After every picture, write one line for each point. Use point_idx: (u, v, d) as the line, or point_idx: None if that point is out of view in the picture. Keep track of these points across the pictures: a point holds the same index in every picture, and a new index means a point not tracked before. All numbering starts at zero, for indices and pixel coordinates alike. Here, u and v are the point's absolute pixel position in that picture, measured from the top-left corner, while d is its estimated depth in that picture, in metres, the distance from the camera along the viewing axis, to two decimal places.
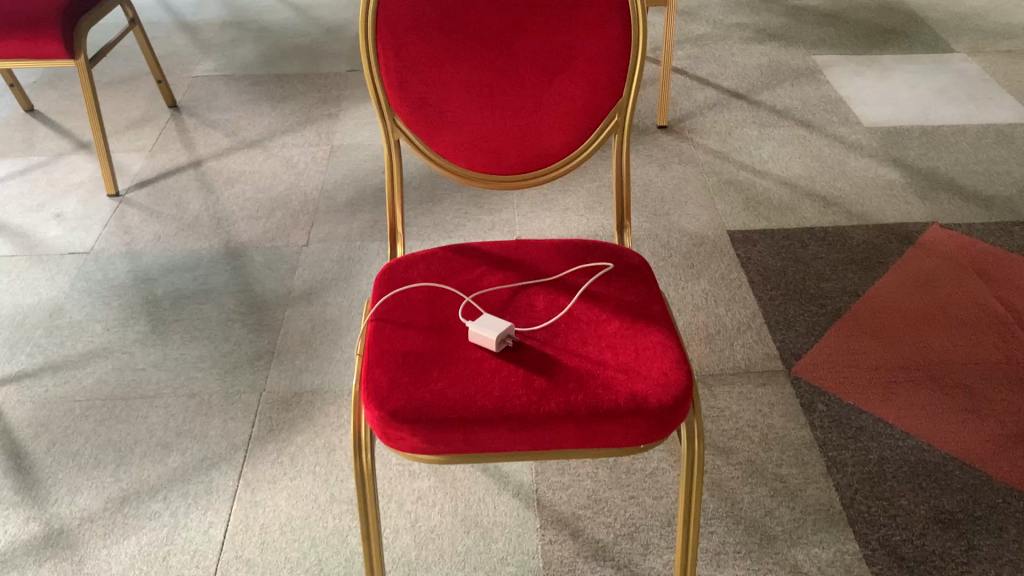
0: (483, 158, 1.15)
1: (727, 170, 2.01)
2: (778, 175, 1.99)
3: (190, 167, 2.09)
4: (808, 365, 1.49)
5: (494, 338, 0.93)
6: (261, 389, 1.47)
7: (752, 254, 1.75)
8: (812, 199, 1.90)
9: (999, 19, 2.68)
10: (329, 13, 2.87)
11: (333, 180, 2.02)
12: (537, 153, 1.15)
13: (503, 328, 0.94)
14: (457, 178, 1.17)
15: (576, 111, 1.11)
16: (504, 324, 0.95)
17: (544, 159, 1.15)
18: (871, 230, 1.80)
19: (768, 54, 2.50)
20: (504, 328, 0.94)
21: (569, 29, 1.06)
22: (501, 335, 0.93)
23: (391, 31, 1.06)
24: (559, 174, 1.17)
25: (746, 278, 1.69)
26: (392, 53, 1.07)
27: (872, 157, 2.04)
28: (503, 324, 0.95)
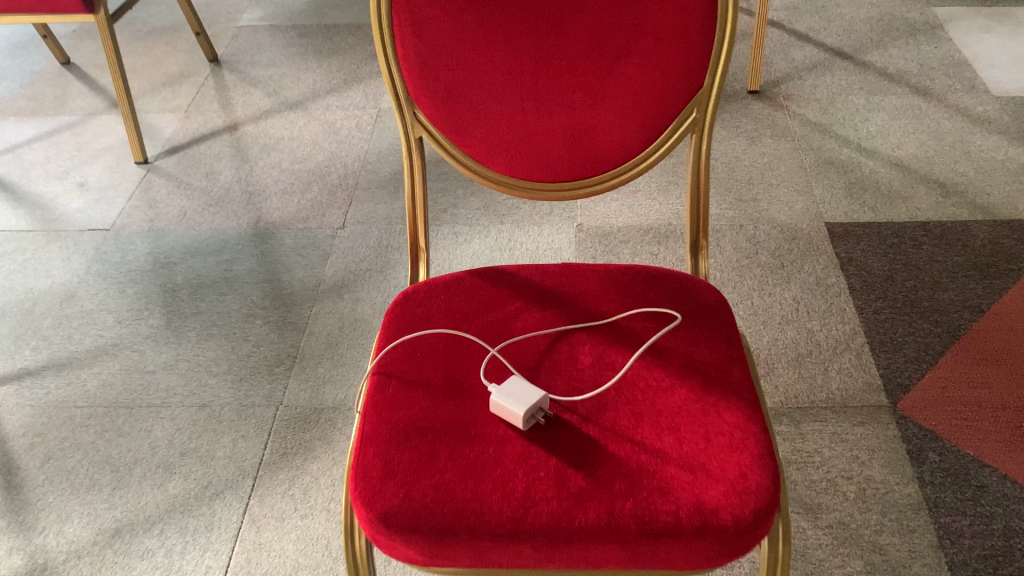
0: (527, 162, 0.92)
1: (826, 147, 1.73)
2: (888, 154, 1.70)
3: (226, 131, 1.91)
4: (917, 401, 1.24)
5: (523, 412, 0.72)
6: (278, 403, 1.30)
7: (854, 253, 1.49)
8: (928, 185, 1.61)
9: None
10: None
11: (378, 150, 1.82)
12: (593, 157, 0.91)
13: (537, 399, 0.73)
14: (494, 186, 0.95)
15: (643, 102, 0.87)
16: (540, 392, 0.74)
17: (604, 163, 0.92)
18: (999, 227, 1.51)
19: (880, 6, 2.17)
20: (537, 400, 0.73)
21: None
22: (530, 410, 0.73)
23: (409, 5, 0.83)
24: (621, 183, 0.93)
25: (846, 284, 1.43)
26: (411, 31, 0.84)
27: (1003, 135, 1.73)
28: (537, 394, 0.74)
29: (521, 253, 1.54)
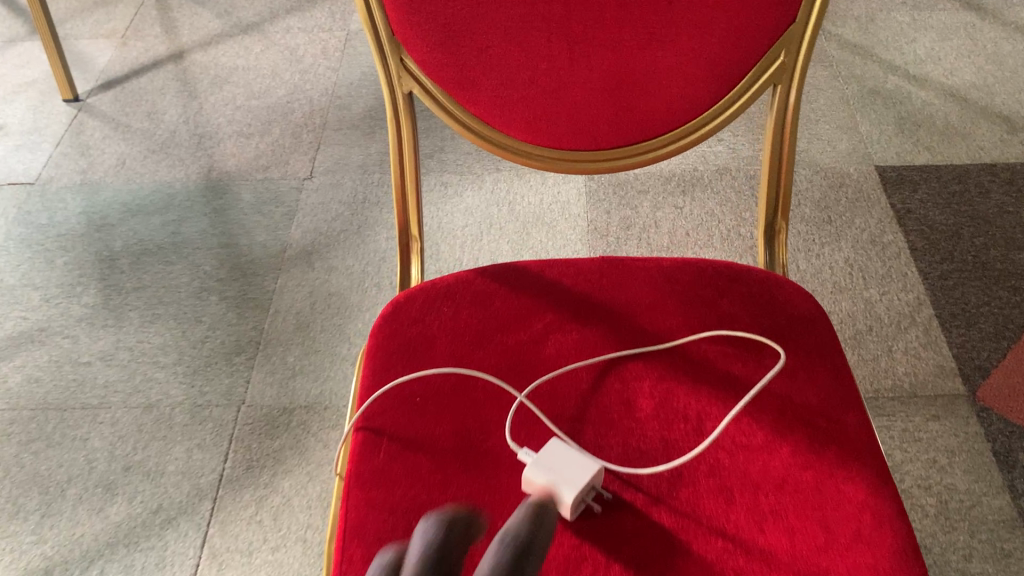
0: (554, 125, 0.69)
1: (870, 74, 1.50)
2: (941, 83, 1.47)
3: (170, 61, 1.64)
4: (1000, 389, 1.05)
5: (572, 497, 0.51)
6: (239, 402, 1.09)
7: (912, 203, 1.28)
8: (991, 119, 1.39)
9: None
10: None
11: (349, 81, 1.56)
12: (642, 115, 0.68)
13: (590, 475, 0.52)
14: (508, 155, 0.72)
15: (715, 45, 0.63)
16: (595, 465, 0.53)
17: (656, 124, 0.69)
18: None
19: None
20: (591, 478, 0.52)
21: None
22: (581, 493, 0.52)
23: None
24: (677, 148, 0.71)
25: (905, 242, 1.22)
26: None
27: None
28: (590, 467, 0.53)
29: (522, 208, 1.31)
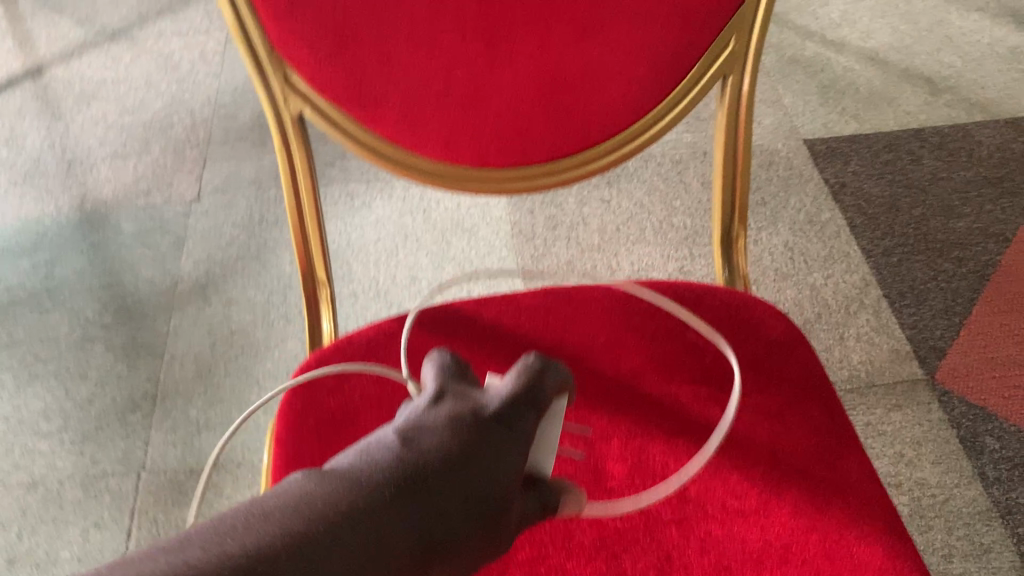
0: (476, 138, 0.59)
1: (788, 42, 1.43)
2: (859, 46, 1.42)
3: (26, 77, 1.46)
4: (957, 368, 1.00)
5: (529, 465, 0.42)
6: (139, 469, 0.96)
7: (846, 177, 1.22)
8: (913, 82, 1.35)
9: None
10: None
11: (233, 84, 1.41)
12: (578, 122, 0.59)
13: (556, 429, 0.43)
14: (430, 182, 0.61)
15: (655, 31, 0.54)
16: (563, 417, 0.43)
17: (594, 127, 0.60)
18: (1004, 129, 1.26)
19: None
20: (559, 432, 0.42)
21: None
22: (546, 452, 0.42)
23: None
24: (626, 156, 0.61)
25: (845, 219, 1.16)
26: None
27: (983, 13, 1.47)
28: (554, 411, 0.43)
29: (439, 216, 1.21)
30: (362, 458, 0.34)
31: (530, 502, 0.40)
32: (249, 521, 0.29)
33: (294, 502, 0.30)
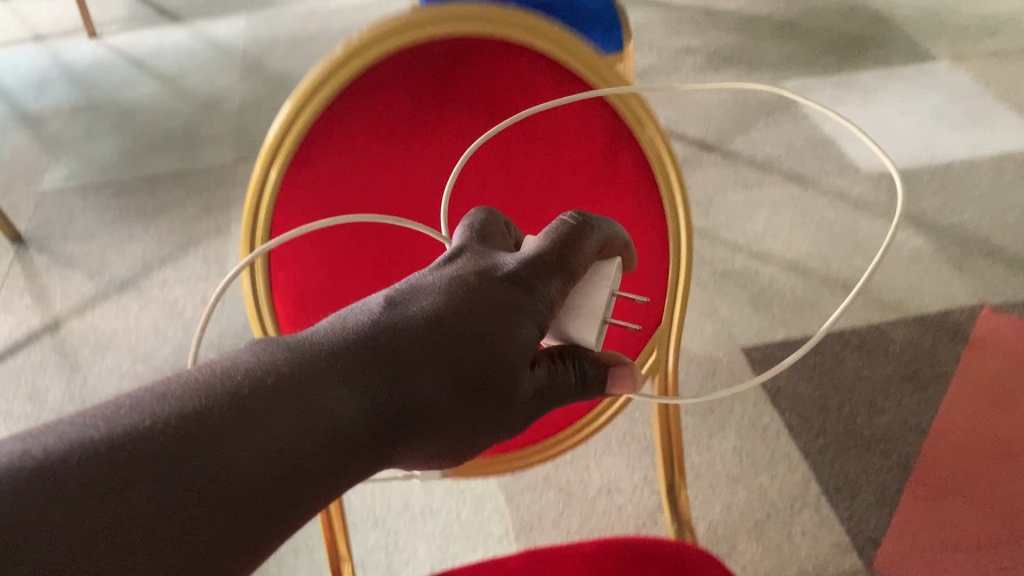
0: None
1: (719, 257, 1.64)
2: (782, 256, 1.63)
3: (45, 333, 1.62)
4: (891, 556, 1.15)
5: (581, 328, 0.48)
6: None
7: (781, 380, 1.39)
8: (831, 287, 1.55)
9: (972, 12, 2.40)
10: (203, 81, 2.37)
11: (234, 327, 1.58)
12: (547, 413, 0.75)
13: (603, 292, 0.49)
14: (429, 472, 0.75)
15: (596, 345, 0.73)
16: (608, 282, 0.49)
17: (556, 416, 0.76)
18: (912, 326, 1.46)
19: (729, 87, 2.16)
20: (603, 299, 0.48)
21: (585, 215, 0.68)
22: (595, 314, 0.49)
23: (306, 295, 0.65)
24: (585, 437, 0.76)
25: (783, 420, 1.33)
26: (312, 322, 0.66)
27: (886, 218, 1.70)
28: (602, 275, 0.50)
29: None
30: (366, 319, 0.42)
31: (565, 365, 0.46)
32: (239, 369, 0.37)
33: (279, 360, 0.38)
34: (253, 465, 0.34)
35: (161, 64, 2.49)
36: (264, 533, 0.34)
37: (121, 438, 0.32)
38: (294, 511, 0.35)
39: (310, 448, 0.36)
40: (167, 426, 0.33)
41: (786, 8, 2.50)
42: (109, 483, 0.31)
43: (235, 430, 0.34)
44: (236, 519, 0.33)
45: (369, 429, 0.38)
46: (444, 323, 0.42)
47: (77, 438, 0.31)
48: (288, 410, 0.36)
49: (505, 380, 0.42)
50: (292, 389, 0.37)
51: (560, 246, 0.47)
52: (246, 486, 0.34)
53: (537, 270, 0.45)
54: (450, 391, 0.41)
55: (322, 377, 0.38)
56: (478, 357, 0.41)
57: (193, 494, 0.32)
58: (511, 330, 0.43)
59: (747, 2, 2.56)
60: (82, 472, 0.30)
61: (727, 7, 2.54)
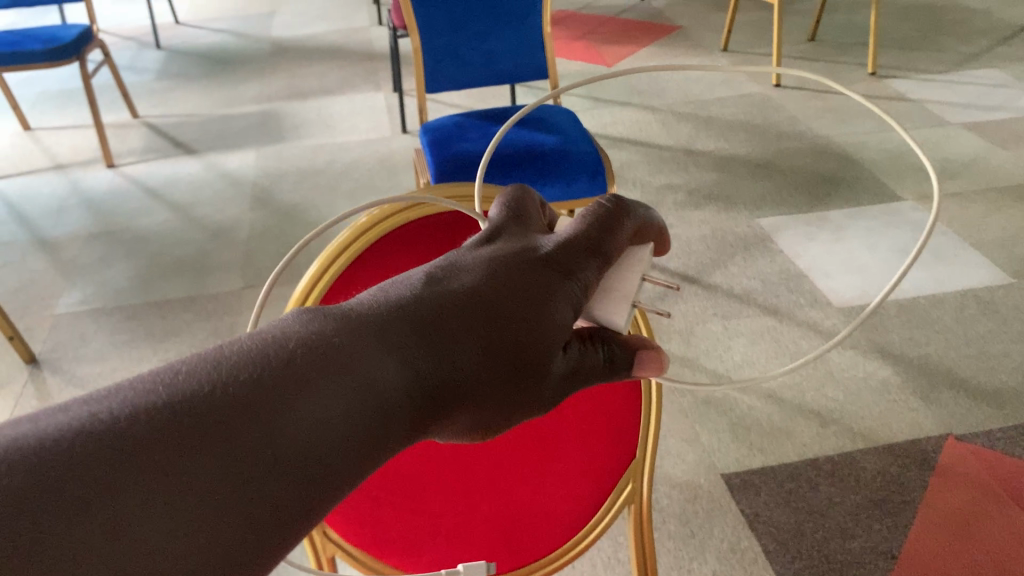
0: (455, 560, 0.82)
1: (700, 385, 1.74)
2: (759, 386, 1.73)
3: None
4: None
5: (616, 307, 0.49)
6: None
7: (758, 507, 1.46)
8: (805, 416, 1.64)
9: (934, 154, 2.59)
10: (214, 211, 2.52)
11: None
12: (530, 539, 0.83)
13: (634, 278, 0.50)
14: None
15: (577, 478, 0.82)
16: (642, 266, 0.50)
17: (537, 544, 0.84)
18: (882, 454, 1.54)
19: (709, 223, 2.31)
20: (636, 285, 0.49)
21: None
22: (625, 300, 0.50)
23: None
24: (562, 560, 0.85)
25: (760, 546, 1.39)
26: None
27: (856, 350, 1.81)
28: (636, 259, 0.51)
29: None
30: (406, 290, 0.41)
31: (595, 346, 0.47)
32: (273, 337, 0.35)
33: (316, 329, 0.37)
34: (315, 427, 0.33)
35: (175, 193, 2.64)
36: (330, 496, 0.33)
37: (189, 399, 0.31)
38: (358, 470, 0.35)
39: (369, 411, 0.36)
40: (233, 386, 0.32)
41: (762, 149, 2.69)
42: (188, 446, 0.30)
43: (299, 392, 0.33)
44: (308, 478, 0.33)
45: (419, 399, 0.38)
46: (491, 293, 0.42)
47: (144, 400, 0.30)
48: (345, 376, 0.35)
49: (546, 357, 0.43)
50: (344, 355, 0.36)
51: (591, 232, 0.47)
52: (314, 449, 0.33)
53: (579, 249, 0.46)
54: (500, 365, 0.41)
55: (374, 345, 0.37)
56: (526, 332, 0.41)
57: (268, 452, 0.32)
58: (552, 310, 0.43)
59: (726, 143, 2.75)
60: (160, 433, 0.29)
61: (706, 148, 2.72)
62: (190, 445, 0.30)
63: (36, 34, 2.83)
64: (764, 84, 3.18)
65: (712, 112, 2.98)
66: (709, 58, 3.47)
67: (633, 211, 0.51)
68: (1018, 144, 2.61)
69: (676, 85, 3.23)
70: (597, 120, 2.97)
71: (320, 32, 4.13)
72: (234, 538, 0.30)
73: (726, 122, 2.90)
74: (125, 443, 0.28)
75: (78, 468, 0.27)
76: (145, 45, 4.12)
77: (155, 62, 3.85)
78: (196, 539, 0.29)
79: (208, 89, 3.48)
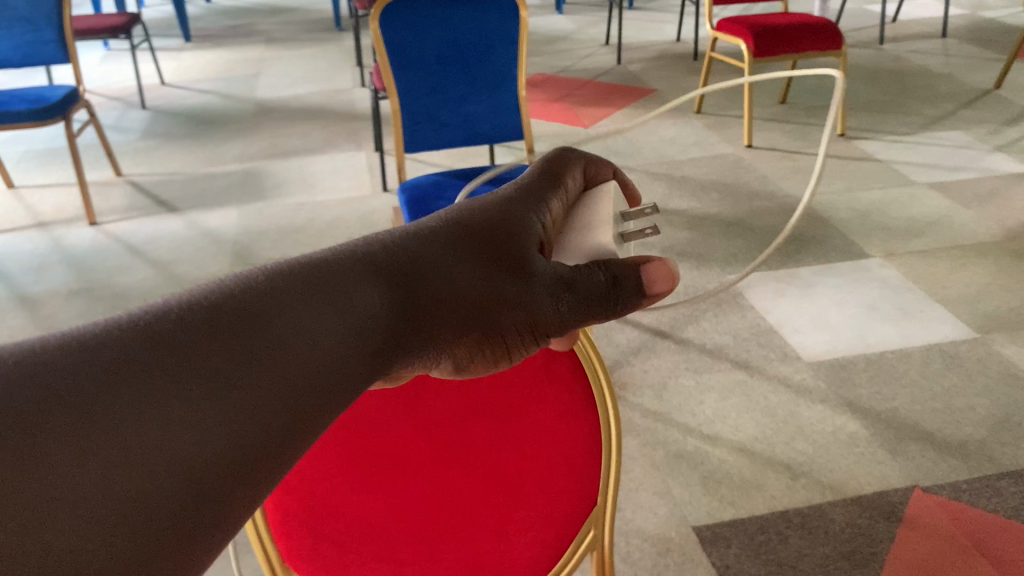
0: None
1: (672, 439, 1.77)
2: (730, 439, 1.75)
3: None
4: None
5: (612, 225, 0.66)
6: None
7: (729, 558, 1.47)
8: (775, 469, 1.66)
9: (901, 213, 2.66)
10: (194, 267, 2.54)
11: None
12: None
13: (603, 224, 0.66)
14: None
15: (537, 517, 0.84)
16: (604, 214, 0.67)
17: None
18: (851, 507, 1.56)
19: (681, 279, 2.37)
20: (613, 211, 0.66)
21: (524, 396, 0.83)
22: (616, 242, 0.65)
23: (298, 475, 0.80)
24: None
25: None
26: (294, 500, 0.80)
27: (825, 404, 1.84)
28: (596, 215, 0.67)
29: None
30: (385, 243, 0.48)
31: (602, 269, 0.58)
32: (256, 270, 0.41)
33: (300, 265, 0.43)
34: (311, 327, 0.40)
35: (156, 251, 2.67)
36: (328, 379, 0.40)
37: (197, 298, 0.36)
38: (347, 363, 0.42)
39: (349, 316, 0.43)
40: (231, 288, 0.38)
41: (734, 208, 2.76)
42: (207, 330, 0.35)
43: (296, 300, 0.40)
44: (309, 370, 0.39)
45: (390, 317, 0.46)
46: (437, 246, 0.51)
47: (160, 302, 0.36)
48: (327, 286, 0.42)
49: (495, 283, 0.52)
50: (329, 281, 0.43)
51: (529, 190, 0.61)
52: (313, 341, 0.40)
53: (525, 204, 0.59)
54: (452, 290, 0.50)
55: (350, 267, 0.45)
56: (468, 267, 0.52)
57: (277, 340, 0.38)
58: (511, 247, 0.54)
59: (698, 203, 2.82)
60: (180, 321, 0.35)
61: (679, 207, 2.79)
62: (213, 331, 0.35)
63: (23, 95, 2.88)
64: (737, 145, 3.27)
65: (685, 173, 3.06)
66: (683, 120, 3.57)
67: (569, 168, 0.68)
68: (981, 203, 2.69)
69: (651, 146, 3.32)
70: None
71: (304, 93, 4.21)
72: (262, 416, 0.36)
73: (699, 182, 2.97)
74: (155, 329, 0.33)
75: (122, 365, 0.31)
76: (131, 105, 4.19)
77: (140, 122, 3.92)
78: (234, 420, 0.34)
79: (191, 148, 3.53)
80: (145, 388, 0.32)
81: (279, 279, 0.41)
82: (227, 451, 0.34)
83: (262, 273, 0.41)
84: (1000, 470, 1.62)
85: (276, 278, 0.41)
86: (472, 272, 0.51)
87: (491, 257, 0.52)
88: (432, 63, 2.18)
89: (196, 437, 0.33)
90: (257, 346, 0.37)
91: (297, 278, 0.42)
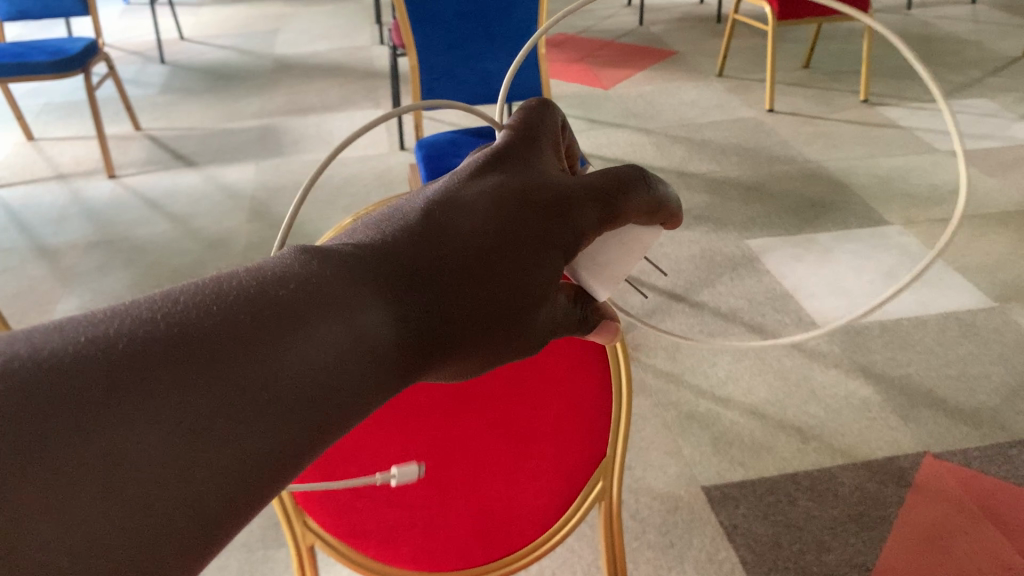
0: (432, 542, 0.86)
1: (684, 400, 1.77)
2: (743, 402, 1.76)
3: None
4: None
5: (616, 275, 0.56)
6: None
7: (737, 518, 1.48)
8: (786, 432, 1.67)
9: (923, 180, 2.63)
10: (211, 222, 2.55)
11: None
12: (508, 525, 0.88)
13: (628, 260, 0.56)
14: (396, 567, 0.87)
15: (547, 467, 0.86)
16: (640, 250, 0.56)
17: (514, 528, 0.88)
18: (860, 470, 1.57)
19: (698, 243, 2.36)
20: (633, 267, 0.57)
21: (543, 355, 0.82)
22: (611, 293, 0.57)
23: None
24: (539, 546, 0.89)
25: (738, 557, 1.41)
26: None
27: (839, 368, 1.84)
28: (638, 242, 0.56)
29: None
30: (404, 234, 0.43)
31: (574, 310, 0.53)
32: (265, 274, 0.37)
33: (312, 271, 0.38)
34: (319, 359, 0.35)
35: (175, 205, 2.68)
36: (333, 422, 0.35)
37: (184, 324, 0.31)
38: (341, 416, 0.36)
39: (352, 352, 0.37)
40: (212, 317, 0.32)
41: (753, 172, 2.74)
42: (180, 371, 0.30)
43: (305, 326, 0.35)
44: (305, 408, 0.34)
45: (398, 344, 0.40)
46: (482, 246, 0.43)
47: (139, 322, 0.31)
48: (332, 316, 0.37)
49: (527, 302, 0.44)
50: (340, 298, 0.38)
51: (610, 179, 0.51)
52: (317, 380, 0.35)
53: (596, 199, 0.50)
54: (489, 304, 0.43)
55: (358, 285, 0.39)
56: (513, 275, 0.44)
57: (265, 378, 0.33)
58: (552, 251, 0.46)
59: (717, 166, 2.79)
60: (155, 357, 0.30)
61: (698, 170, 2.77)
62: (200, 359, 0.31)
63: (43, 47, 2.87)
64: (759, 109, 3.23)
65: (705, 136, 3.03)
66: (705, 83, 3.53)
67: (655, 182, 0.54)
68: (1005, 171, 2.65)
69: (671, 109, 3.29)
70: (591, 142, 3.02)
71: (324, 50, 4.18)
72: (239, 460, 0.31)
73: (719, 145, 2.95)
74: (128, 354, 0.29)
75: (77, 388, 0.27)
76: (150, 60, 4.18)
77: (159, 77, 3.91)
78: (204, 463, 0.30)
79: (210, 104, 3.53)
80: (76, 451, 0.27)
81: (292, 292, 0.36)
82: (181, 519, 0.29)
83: (275, 281, 0.36)
84: (1013, 437, 1.62)
85: (285, 290, 0.36)
86: (506, 287, 0.43)
87: (528, 271, 0.44)
88: (452, 18, 2.15)
89: (146, 481, 0.28)
90: (240, 378, 0.32)
91: (306, 290, 0.37)
